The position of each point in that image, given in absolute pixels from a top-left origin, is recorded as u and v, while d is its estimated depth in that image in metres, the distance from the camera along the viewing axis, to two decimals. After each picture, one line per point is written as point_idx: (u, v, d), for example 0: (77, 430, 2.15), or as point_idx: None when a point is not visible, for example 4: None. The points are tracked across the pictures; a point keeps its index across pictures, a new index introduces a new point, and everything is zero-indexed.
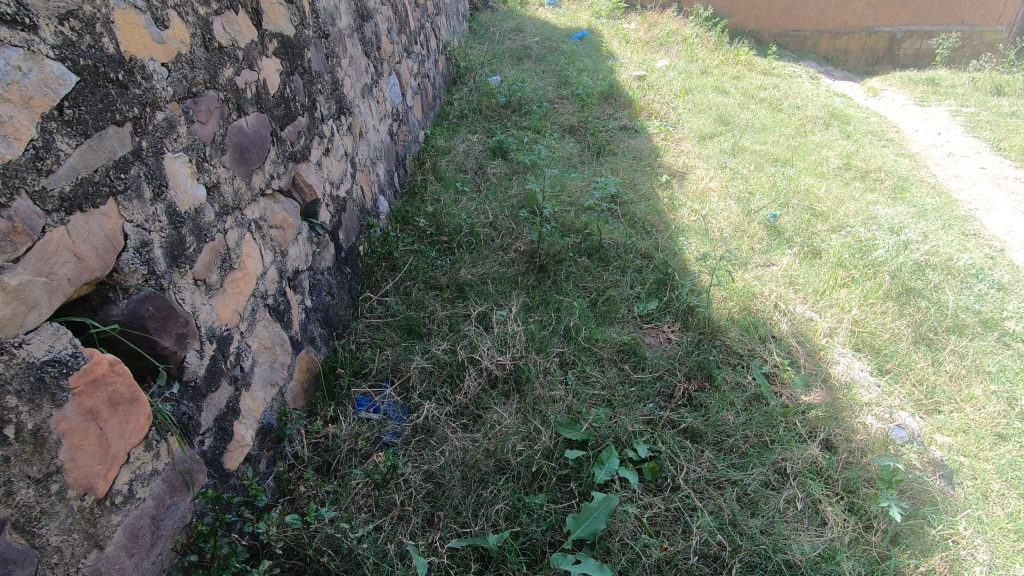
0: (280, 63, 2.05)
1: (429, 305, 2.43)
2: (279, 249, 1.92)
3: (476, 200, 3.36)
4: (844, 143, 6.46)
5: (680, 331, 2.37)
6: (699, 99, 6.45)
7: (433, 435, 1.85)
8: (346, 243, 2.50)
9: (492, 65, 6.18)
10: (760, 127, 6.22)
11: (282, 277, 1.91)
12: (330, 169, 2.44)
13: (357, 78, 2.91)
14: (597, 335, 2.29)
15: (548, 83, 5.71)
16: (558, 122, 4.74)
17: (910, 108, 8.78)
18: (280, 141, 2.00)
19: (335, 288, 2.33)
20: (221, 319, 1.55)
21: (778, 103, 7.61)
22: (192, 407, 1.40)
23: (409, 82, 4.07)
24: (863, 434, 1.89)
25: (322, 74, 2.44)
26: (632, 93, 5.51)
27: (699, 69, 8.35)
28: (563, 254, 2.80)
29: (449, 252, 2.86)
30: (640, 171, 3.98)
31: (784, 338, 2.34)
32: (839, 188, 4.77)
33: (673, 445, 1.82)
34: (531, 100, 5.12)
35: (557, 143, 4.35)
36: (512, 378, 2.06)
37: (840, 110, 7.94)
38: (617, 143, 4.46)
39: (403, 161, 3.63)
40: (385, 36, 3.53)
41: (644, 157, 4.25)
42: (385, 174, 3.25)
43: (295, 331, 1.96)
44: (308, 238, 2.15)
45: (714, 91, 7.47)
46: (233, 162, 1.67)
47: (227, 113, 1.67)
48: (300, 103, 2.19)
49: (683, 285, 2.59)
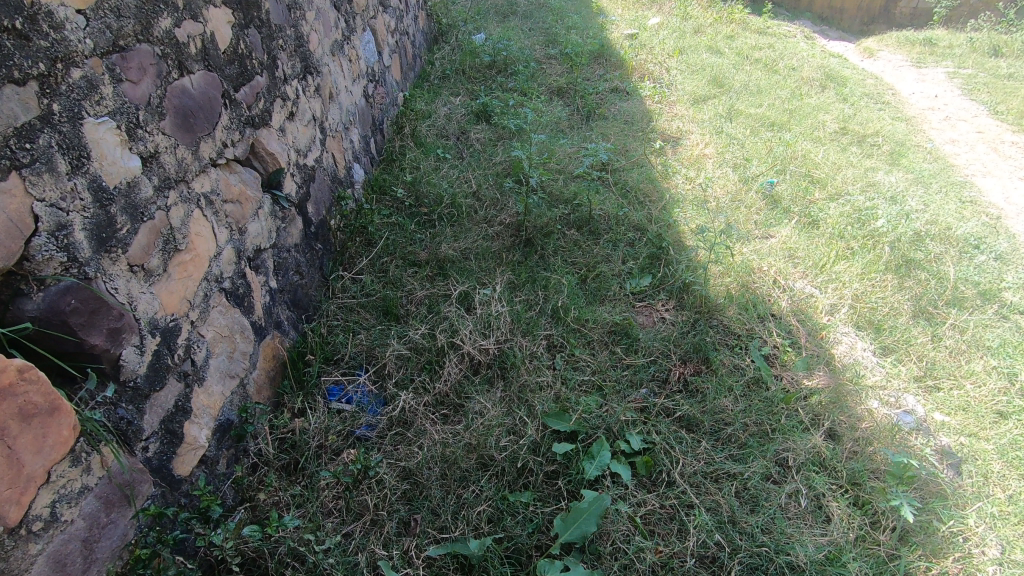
0: (232, 14, 1.81)
1: (407, 284, 2.27)
2: (237, 226, 1.72)
3: (459, 168, 3.16)
4: (841, 106, 6.26)
5: (675, 310, 2.24)
6: (692, 60, 6.19)
7: (410, 428, 1.72)
8: (316, 217, 2.31)
9: (477, 22, 5.85)
10: (755, 89, 6.00)
11: (240, 257, 1.73)
12: (296, 135, 2.22)
13: (326, 33, 2.65)
14: (587, 316, 2.15)
15: (536, 41, 5.42)
16: (545, 84, 4.49)
17: (906, 70, 8.56)
18: (233, 103, 1.78)
19: (304, 266, 2.15)
20: (166, 309, 1.38)
21: (773, 63, 7.35)
22: (132, 411, 1.24)
23: (386, 39, 3.78)
24: (869, 422, 1.79)
25: (284, 28, 2.20)
26: (623, 52, 5.24)
27: (693, 28, 8.04)
28: (551, 227, 2.64)
29: (429, 225, 2.68)
30: (631, 136, 3.78)
31: (784, 317, 2.22)
32: (836, 154, 4.61)
33: (667, 436, 1.71)
34: (517, 60, 4.84)
35: (544, 107, 4.12)
36: (496, 364, 1.92)
37: (836, 71, 7.70)
38: (607, 106, 4.24)
39: (380, 125, 3.39)
40: None
41: (636, 120, 4.04)
42: (360, 140, 3.03)
43: (257, 316, 1.79)
44: (271, 212, 1.95)
45: (708, 51, 7.19)
46: (175, 128, 1.47)
47: (166, 71, 1.45)
48: (257, 60, 1.96)
49: (677, 260, 2.44)
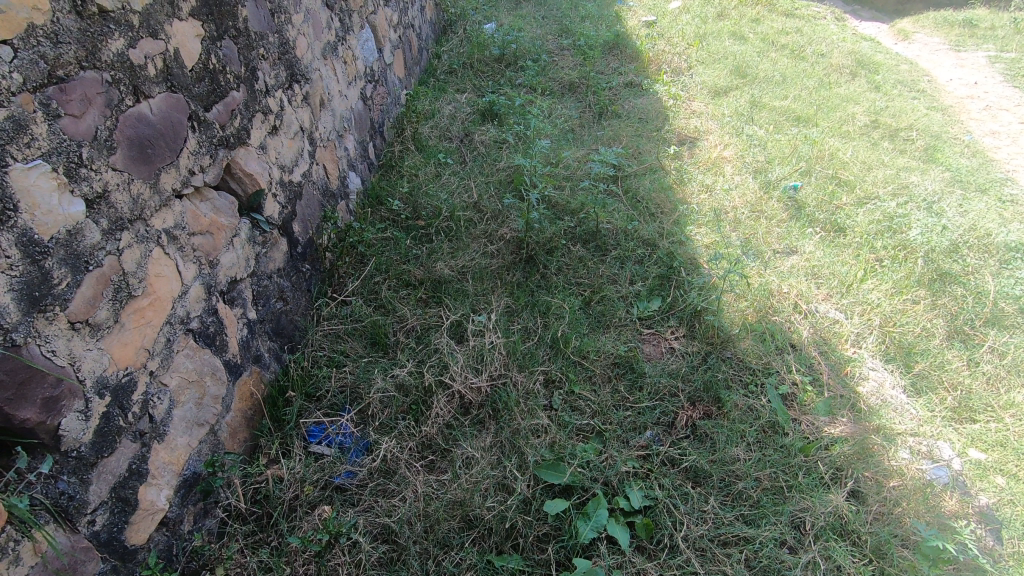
0: (201, 26, 1.66)
1: (398, 309, 2.14)
2: (207, 260, 1.60)
3: (460, 175, 3.00)
4: (872, 96, 5.93)
5: (685, 340, 2.07)
6: (713, 48, 5.90)
7: (392, 480, 1.59)
8: (303, 237, 2.18)
9: (488, 11, 5.64)
10: (780, 79, 5.71)
11: (212, 293, 1.61)
12: (279, 151, 2.08)
13: (316, 36, 2.50)
14: (589, 347, 2.00)
15: (548, 31, 5.20)
16: (556, 79, 4.29)
17: (943, 55, 8.10)
18: (203, 125, 1.64)
19: (289, 292, 2.03)
20: (118, 364, 1.26)
21: (800, 49, 7.00)
22: (75, 484, 1.13)
23: (388, 35, 3.61)
24: (897, 479, 1.62)
25: (265, 35, 2.05)
26: (640, 42, 4.99)
27: (715, 13, 7.71)
28: (554, 243, 2.48)
29: (426, 241, 2.54)
30: (645, 137, 3.57)
31: (804, 349, 2.04)
32: (866, 152, 4.34)
33: (671, 493, 1.56)
34: (527, 53, 4.64)
35: (554, 106, 3.93)
36: (487, 404, 1.79)
37: (868, 57, 7.31)
38: (621, 102, 4.02)
39: (379, 127, 3.24)
40: None
41: (652, 119, 3.82)
42: (357, 147, 2.89)
43: (232, 353, 1.68)
44: (249, 239, 1.83)
45: (731, 37, 6.87)
46: (129, 162, 1.34)
47: (117, 99, 1.32)
48: (232, 74, 1.81)
49: (689, 282, 2.27)
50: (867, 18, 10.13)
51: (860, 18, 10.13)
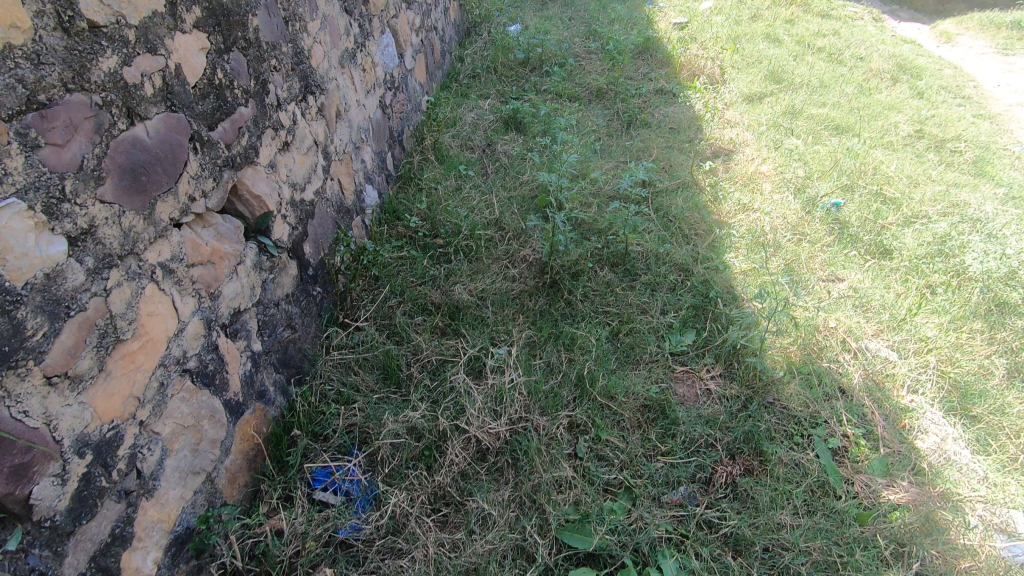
0: (207, 38, 1.54)
1: (413, 339, 2.00)
2: (207, 292, 1.48)
3: (482, 189, 2.86)
4: (915, 103, 5.64)
5: (723, 380, 1.90)
6: (747, 51, 5.67)
7: (401, 539, 1.47)
8: (314, 258, 2.06)
9: (514, 12, 5.49)
10: (818, 85, 5.45)
11: (212, 327, 1.49)
12: (291, 168, 1.96)
13: (334, 43, 2.38)
14: (617, 387, 1.85)
15: (576, 33, 5.03)
16: (583, 85, 4.12)
17: (989, 59, 7.72)
18: (207, 145, 1.52)
19: (298, 319, 1.91)
20: (102, 416, 1.15)
21: (838, 52, 6.71)
22: (48, 557, 1.02)
23: (410, 39, 3.49)
24: (969, 559, 1.43)
25: (278, 45, 1.92)
26: (671, 45, 4.80)
27: (749, 14, 7.45)
28: (580, 266, 2.32)
29: (445, 262, 2.41)
30: (677, 149, 3.39)
31: (855, 394, 1.85)
32: (911, 165, 4.09)
33: (710, 566, 1.41)
34: (554, 56, 4.48)
35: (580, 114, 3.77)
36: (506, 450, 1.64)
37: (910, 61, 6.98)
38: (651, 110, 3.84)
39: (399, 137, 3.12)
40: None
41: (684, 128, 3.64)
42: (375, 158, 2.76)
43: (234, 391, 1.56)
44: (255, 265, 1.71)
45: (766, 40, 6.62)
46: (120, 191, 1.22)
47: (109, 123, 1.20)
48: (241, 89, 1.69)
49: (726, 315, 2.10)
50: (906, 20, 9.75)
51: (899, 19, 9.75)
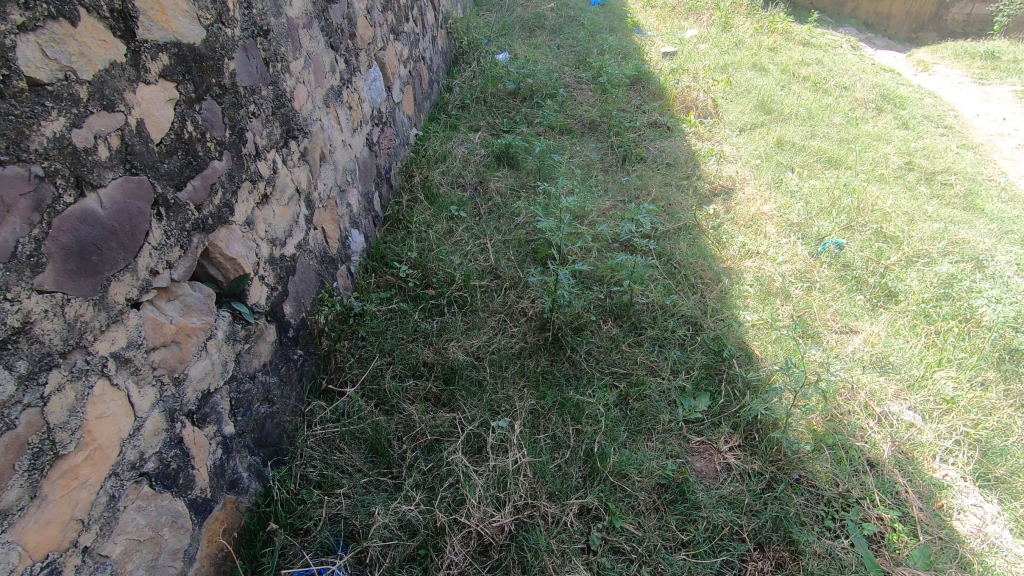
0: (175, 87, 1.37)
1: (405, 410, 1.83)
2: (171, 378, 1.29)
3: (475, 232, 2.71)
4: (901, 134, 5.68)
5: (743, 454, 1.76)
6: (736, 81, 5.67)
7: None
8: (295, 319, 1.88)
9: (502, 40, 5.43)
10: (806, 115, 5.46)
11: (176, 417, 1.30)
12: (270, 223, 1.79)
13: (318, 82, 2.23)
14: (631, 463, 1.69)
15: (565, 62, 4.96)
16: (576, 118, 4.02)
17: (967, 89, 7.88)
18: (173, 208, 1.34)
19: (276, 390, 1.72)
20: (34, 553, 0.95)
21: (822, 82, 6.77)
22: None
23: (398, 71, 3.35)
24: None
25: (256, 88, 1.76)
26: (663, 76, 4.75)
27: (734, 43, 7.50)
28: (583, 321, 2.18)
29: (437, 316, 2.25)
30: (675, 187, 3.29)
31: (886, 469, 1.73)
32: (905, 200, 4.06)
33: None
34: (544, 87, 4.38)
35: (574, 148, 3.66)
36: (512, 547, 1.48)
37: (892, 91, 7.08)
38: (646, 144, 3.76)
39: (386, 174, 2.96)
40: (363, 19, 2.81)
41: (680, 164, 3.55)
42: (361, 200, 2.60)
43: (202, 487, 1.36)
44: (228, 337, 1.52)
45: (752, 68, 6.66)
46: (65, 277, 1.03)
47: (52, 197, 1.02)
48: (214, 140, 1.52)
49: (742, 378, 1.97)
50: (883, 48, 9.98)
51: (876, 47, 9.97)
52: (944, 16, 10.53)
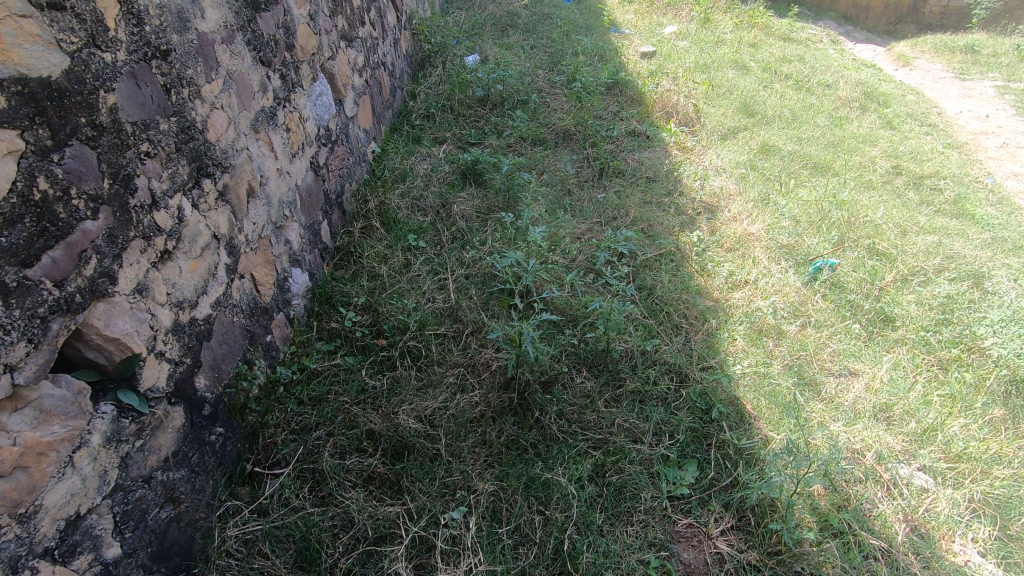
0: (21, 135, 1.07)
1: (342, 503, 1.59)
2: (12, 517, 1.01)
3: (435, 266, 2.44)
4: (886, 134, 5.50)
5: (737, 541, 1.54)
6: (717, 82, 5.45)
7: None
8: (213, 393, 1.59)
9: (472, 41, 5.13)
10: (790, 117, 5.26)
11: (20, 565, 1.02)
12: (174, 282, 1.49)
13: (244, 104, 1.92)
14: (610, 562, 1.47)
15: (539, 64, 4.69)
16: (549, 127, 3.75)
17: (948, 84, 7.76)
18: (17, 293, 1.05)
19: (184, 486, 1.44)
20: None
21: (805, 80, 6.58)
22: None
23: (351, 81, 3.05)
24: None
25: (153, 122, 1.46)
26: (641, 78, 4.50)
27: (714, 40, 7.30)
28: (554, 374, 1.93)
29: (388, 371, 1.98)
30: (656, 205, 3.04)
31: (901, 559, 1.51)
32: (896, 209, 3.86)
33: None
34: (516, 93, 4.10)
35: (547, 162, 3.39)
36: None
37: (875, 87, 6.92)
38: (624, 156, 3.51)
39: (336, 199, 2.67)
40: (305, 26, 2.50)
41: (661, 178, 3.30)
42: (305, 233, 2.31)
43: None
44: (110, 439, 1.24)
45: (733, 66, 6.45)
46: None
47: None
48: (85, 195, 1.22)
49: (733, 444, 1.74)
50: (862, 42, 9.85)
51: (856, 41, 9.84)
52: (921, 8, 10.44)
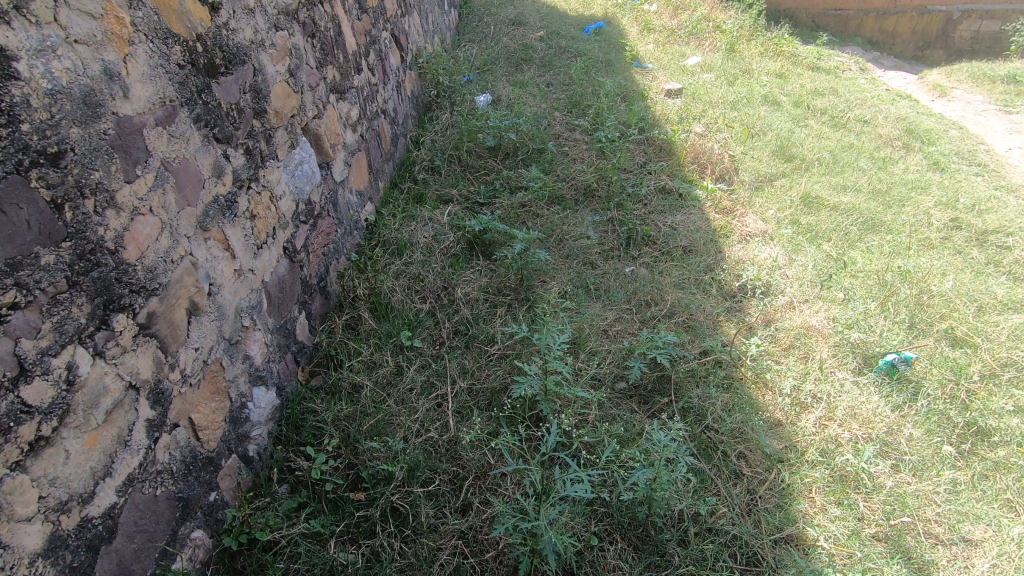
0: None
1: None
2: None
3: (433, 376, 2.01)
4: (936, 179, 5.01)
5: None
6: (749, 121, 5.03)
7: None
8: None
9: (485, 78, 4.77)
10: (830, 160, 4.81)
11: None
12: (55, 477, 1.07)
13: (187, 198, 1.51)
14: None
15: (557, 107, 4.30)
16: (567, 183, 3.34)
17: (992, 117, 7.25)
18: None
19: None
20: None
21: (840, 115, 6.13)
22: None
23: (341, 139, 2.66)
24: None
25: (28, 256, 1.05)
26: (669, 122, 4.09)
27: (741, 71, 6.89)
28: (582, 552, 1.48)
29: (364, 540, 1.57)
30: (694, 285, 2.60)
31: None
32: (966, 277, 3.37)
33: None
34: (531, 141, 3.69)
35: (566, 228, 2.97)
36: None
37: (916, 122, 6.44)
38: (655, 218, 3.07)
39: (318, 285, 2.26)
40: (282, 85, 2.12)
41: (698, 249, 2.86)
42: (273, 339, 1.89)
43: None
44: None
45: (764, 101, 6.03)
46: None
47: None
48: None
49: None
50: (891, 69, 9.41)
51: (885, 68, 9.41)
52: (951, 33, 10.01)
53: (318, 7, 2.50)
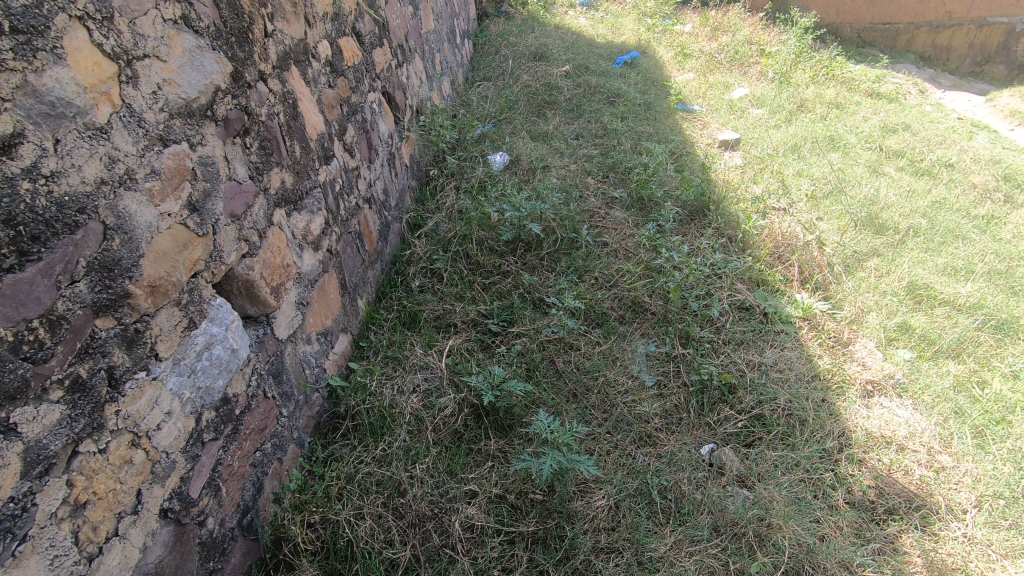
0: None
1: None
2: None
3: None
4: None
5: None
6: (822, 176, 4.13)
7: None
8: None
9: (501, 130, 3.96)
10: (929, 225, 3.87)
11: None
12: None
13: None
14: None
15: (589, 173, 3.46)
16: (609, 293, 2.50)
17: None
18: None
19: None
20: None
21: (920, 158, 5.17)
22: None
23: (294, 269, 1.85)
24: None
25: None
26: (733, 195, 3.23)
27: (794, 104, 6.00)
28: None
29: None
30: (811, 496, 1.78)
31: None
32: None
33: None
34: (560, 227, 2.83)
35: (611, 377, 2.13)
36: None
37: (1010, 163, 5.44)
38: (735, 359, 2.22)
39: (238, 532, 1.44)
40: (171, 234, 1.31)
41: (806, 417, 2.02)
42: None
43: None
44: None
45: (829, 143, 5.12)
46: None
47: None
48: None
49: None
50: (952, 89, 8.39)
51: (946, 88, 8.40)
52: (1013, 46, 8.98)
53: (255, 87, 1.71)
